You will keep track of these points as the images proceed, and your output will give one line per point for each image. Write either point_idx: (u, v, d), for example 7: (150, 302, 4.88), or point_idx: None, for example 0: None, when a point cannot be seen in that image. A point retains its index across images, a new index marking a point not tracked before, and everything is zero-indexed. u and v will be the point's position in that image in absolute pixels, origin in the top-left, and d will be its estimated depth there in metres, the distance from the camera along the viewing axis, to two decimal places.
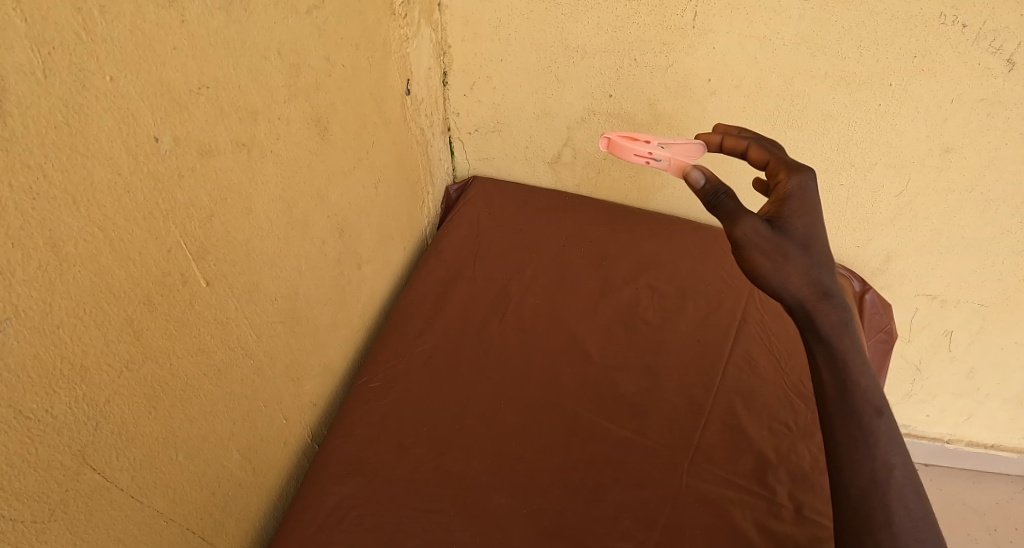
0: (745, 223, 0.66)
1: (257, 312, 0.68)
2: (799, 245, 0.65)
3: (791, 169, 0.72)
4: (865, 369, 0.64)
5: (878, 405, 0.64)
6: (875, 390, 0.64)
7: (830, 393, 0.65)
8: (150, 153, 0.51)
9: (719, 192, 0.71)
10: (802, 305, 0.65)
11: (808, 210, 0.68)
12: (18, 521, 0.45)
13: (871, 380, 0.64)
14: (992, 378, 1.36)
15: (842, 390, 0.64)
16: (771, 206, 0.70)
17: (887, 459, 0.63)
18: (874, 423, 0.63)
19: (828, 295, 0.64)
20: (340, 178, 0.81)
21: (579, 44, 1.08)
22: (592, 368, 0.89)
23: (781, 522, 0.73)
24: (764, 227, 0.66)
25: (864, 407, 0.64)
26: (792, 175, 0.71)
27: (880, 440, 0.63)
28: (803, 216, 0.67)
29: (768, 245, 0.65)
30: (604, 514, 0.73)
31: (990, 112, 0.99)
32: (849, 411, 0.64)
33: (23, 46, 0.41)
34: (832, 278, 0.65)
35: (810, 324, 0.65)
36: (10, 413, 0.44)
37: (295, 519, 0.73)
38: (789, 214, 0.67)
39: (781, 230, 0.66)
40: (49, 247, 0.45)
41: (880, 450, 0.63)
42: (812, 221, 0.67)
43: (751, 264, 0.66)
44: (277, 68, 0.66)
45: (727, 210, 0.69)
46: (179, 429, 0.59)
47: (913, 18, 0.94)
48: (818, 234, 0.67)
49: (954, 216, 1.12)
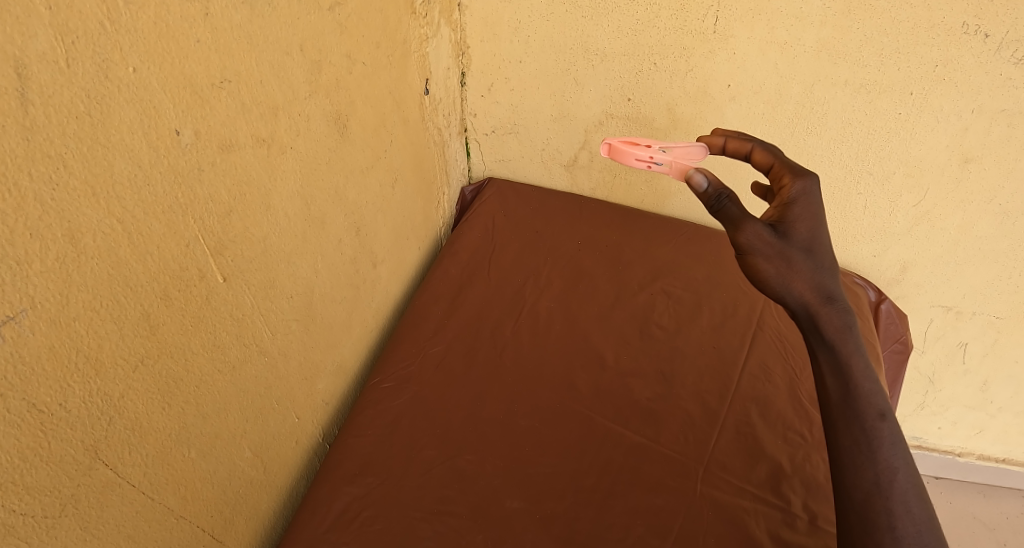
0: (748, 228, 0.64)
1: (272, 309, 0.67)
2: (802, 249, 0.64)
3: (795, 173, 0.70)
4: (869, 373, 0.64)
5: (881, 409, 0.63)
6: (878, 394, 0.64)
7: (834, 398, 0.64)
8: (170, 147, 0.51)
9: (723, 196, 0.68)
10: (805, 309, 0.64)
11: (812, 214, 0.66)
12: (28, 516, 0.45)
13: (875, 384, 0.64)
14: (1006, 391, 1.34)
15: (845, 395, 0.63)
16: (774, 211, 0.68)
17: (890, 463, 0.62)
18: (878, 427, 0.63)
19: (831, 300, 0.63)
20: (358, 176, 0.81)
21: (599, 47, 1.07)
22: (606, 374, 0.88)
23: (795, 533, 0.72)
24: (767, 232, 0.64)
25: (868, 411, 0.63)
26: (796, 180, 0.69)
27: (883, 444, 0.62)
28: (807, 220, 0.66)
29: (772, 250, 0.64)
30: (617, 521, 0.72)
31: (1011, 123, 0.98)
32: (852, 415, 0.63)
33: (47, 34, 0.40)
34: (836, 282, 0.64)
35: (814, 329, 0.64)
36: (22, 405, 0.43)
37: (306, 519, 0.72)
38: (792, 218, 0.66)
39: (783, 235, 0.65)
40: (67, 238, 0.44)
41: (883, 454, 0.62)
42: (814, 226, 0.66)
43: (754, 268, 0.64)
44: (300, 65, 0.65)
45: (729, 215, 0.66)
46: (192, 426, 0.59)
47: (935, 27, 0.93)
48: (821, 238, 0.66)
49: (971, 228, 1.11)
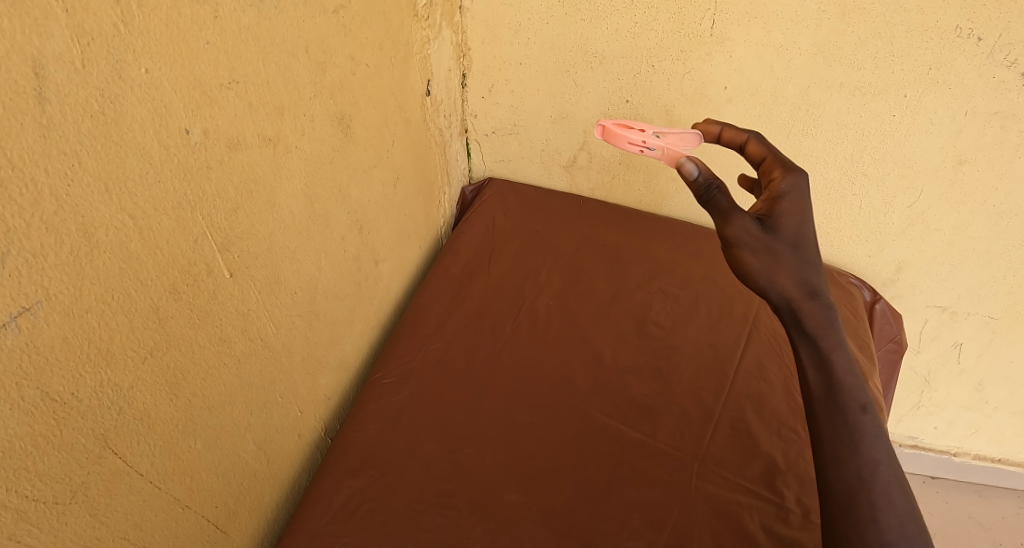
0: (736, 222, 0.65)
1: (277, 304, 0.69)
2: (789, 243, 0.65)
3: (785, 169, 0.71)
4: (852, 367, 0.66)
5: (863, 403, 0.65)
6: (860, 388, 0.66)
7: (816, 391, 0.66)
8: (181, 145, 0.52)
9: (712, 186, 0.66)
10: (789, 305, 0.65)
11: (800, 209, 0.67)
12: (40, 502, 0.46)
13: (857, 379, 0.66)
14: (1001, 391, 1.35)
15: (828, 388, 0.65)
16: (763, 204, 0.69)
17: (873, 456, 0.64)
18: (860, 420, 0.65)
19: (815, 295, 0.65)
20: (361, 175, 0.82)
21: (598, 49, 1.09)
22: (603, 370, 0.89)
23: (787, 526, 0.73)
24: (755, 226, 0.65)
25: (850, 404, 0.65)
26: (786, 175, 0.70)
27: (865, 437, 0.64)
28: (794, 215, 0.67)
29: (759, 245, 0.65)
30: (613, 513, 0.74)
31: (1004, 125, 0.99)
32: (835, 409, 0.65)
33: (64, 35, 0.42)
34: (820, 277, 0.66)
35: (797, 323, 0.66)
36: (36, 394, 0.45)
37: (308, 511, 0.73)
38: (780, 212, 0.67)
39: (771, 229, 0.65)
40: (81, 232, 0.46)
41: (865, 447, 0.64)
42: (802, 221, 0.67)
43: (740, 263, 0.65)
44: (305, 66, 0.67)
45: (719, 208, 0.65)
46: (199, 417, 0.60)
47: (928, 31, 0.94)
48: (807, 233, 0.67)
49: (965, 228, 1.12)
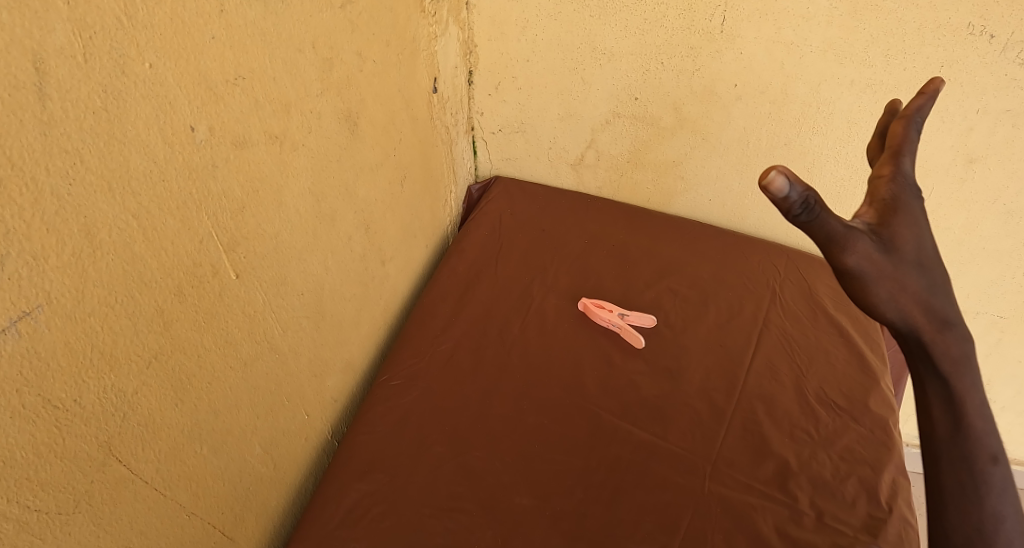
0: (855, 246, 0.47)
1: (283, 305, 0.67)
2: (911, 265, 0.49)
3: (891, 160, 0.52)
4: (982, 407, 0.50)
5: (995, 452, 0.50)
6: (992, 434, 0.50)
7: (940, 432, 0.50)
8: (185, 142, 0.51)
9: (811, 204, 0.46)
10: (913, 334, 0.50)
11: (915, 218, 0.50)
12: (42, 512, 0.45)
13: (988, 421, 0.50)
14: (1008, 391, 1.34)
15: (956, 432, 0.50)
16: (867, 210, 0.51)
17: (997, 510, 0.49)
18: (989, 471, 0.49)
19: (946, 325, 0.50)
20: (367, 173, 0.81)
21: (606, 46, 1.07)
22: (613, 372, 0.88)
23: (802, 529, 0.72)
24: (878, 249, 0.48)
25: (979, 453, 0.49)
26: (893, 168, 0.52)
27: (992, 491, 0.49)
28: (909, 223, 0.50)
29: (882, 272, 0.48)
30: (626, 517, 0.72)
31: (1016, 123, 0.98)
32: (961, 457, 0.49)
33: (65, 28, 0.41)
34: (948, 302, 0.50)
35: (924, 354, 0.50)
36: (38, 401, 0.43)
37: (316, 515, 0.72)
38: (895, 222, 0.50)
39: (893, 247, 0.49)
40: (83, 233, 0.44)
41: (989, 501, 0.49)
42: (919, 232, 0.50)
43: (857, 294, 0.49)
44: (312, 62, 0.65)
45: (830, 232, 0.47)
46: (204, 422, 0.59)
47: (941, 28, 0.93)
48: (927, 244, 0.50)
49: (975, 227, 1.11)
